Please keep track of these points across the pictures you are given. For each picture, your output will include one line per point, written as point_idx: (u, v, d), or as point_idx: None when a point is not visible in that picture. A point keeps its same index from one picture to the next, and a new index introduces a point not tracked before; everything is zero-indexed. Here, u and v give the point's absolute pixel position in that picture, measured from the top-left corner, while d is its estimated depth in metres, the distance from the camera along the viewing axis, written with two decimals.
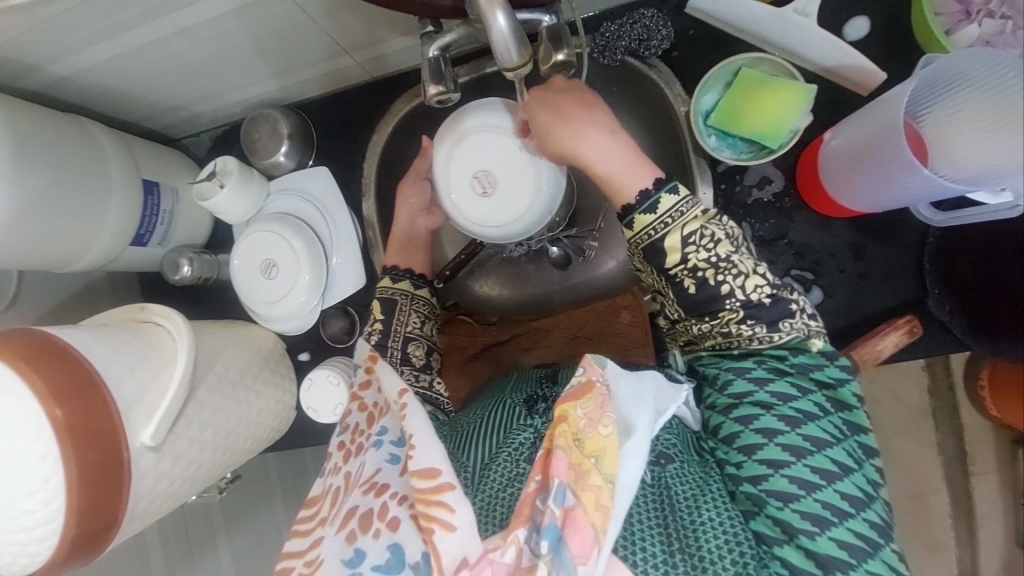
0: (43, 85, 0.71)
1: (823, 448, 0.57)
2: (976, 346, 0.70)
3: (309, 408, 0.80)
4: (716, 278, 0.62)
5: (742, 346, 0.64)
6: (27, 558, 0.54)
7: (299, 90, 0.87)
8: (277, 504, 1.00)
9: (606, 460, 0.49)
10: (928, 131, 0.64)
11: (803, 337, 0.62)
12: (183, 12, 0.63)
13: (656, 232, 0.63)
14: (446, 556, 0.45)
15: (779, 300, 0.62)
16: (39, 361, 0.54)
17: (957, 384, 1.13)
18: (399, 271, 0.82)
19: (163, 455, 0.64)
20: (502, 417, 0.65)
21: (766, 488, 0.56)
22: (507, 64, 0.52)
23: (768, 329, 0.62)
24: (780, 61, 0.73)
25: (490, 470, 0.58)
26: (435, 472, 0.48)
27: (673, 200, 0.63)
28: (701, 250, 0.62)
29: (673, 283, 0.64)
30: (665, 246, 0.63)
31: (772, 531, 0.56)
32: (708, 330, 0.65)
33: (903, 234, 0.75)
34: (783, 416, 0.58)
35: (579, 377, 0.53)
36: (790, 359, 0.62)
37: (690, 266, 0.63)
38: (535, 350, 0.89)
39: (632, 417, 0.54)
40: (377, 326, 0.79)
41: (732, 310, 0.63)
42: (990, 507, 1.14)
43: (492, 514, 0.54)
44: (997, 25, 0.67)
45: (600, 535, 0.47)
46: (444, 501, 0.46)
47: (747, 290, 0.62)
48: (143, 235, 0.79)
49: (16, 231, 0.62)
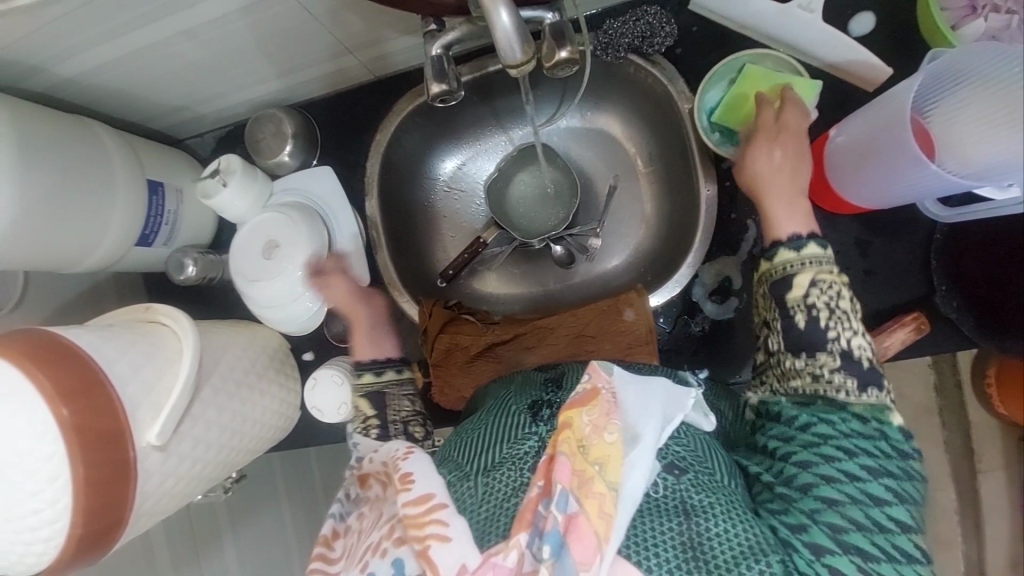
0: (48, 86, 0.71)
1: (879, 478, 0.54)
2: (983, 343, 0.69)
3: (314, 408, 0.81)
4: (828, 322, 0.60)
5: (828, 396, 0.59)
6: (33, 558, 0.55)
7: (302, 90, 0.87)
8: (283, 503, 1.00)
9: (610, 467, 0.48)
10: (933, 126, 0.64)
11: (886, 407, 0.58)
12: (186, 12, 0.63)
13: (792, 267, 0.63)
14: (444, 565, 0.45)
15: (877, 368, 0.59)
16: (45, 361, 0.54)
17: (963, 381, 1.12)
18: (374, 363, 0.77)
19: (168, 454, 0.64)
20: (503, 428, 0.61)
21: (819, 495, 0.54)
22: (510, 61, 0.51)
23: (858, 385, 0.58)
24: (783, 56, 0.74)
25: (494, 479, 0.55)
26: (427, 497, 0.49)
27: (817, 251, 0.62)
28: (823, 294, 0.61)
29: (785, 315, 0.62)
30: (792, 282, 0.62)
31: (825, 541, 0.51)
32: (801, 369, 0.61)
33: (911, 231, 0.74)
34: (864, 465, 0.54)
35: (584, 385, 0.54)
36: (872, 423, 0.57)
37: (808, 303, 0.61)
38: (538, 349, 0.85)
39: (638, 427, 0.52)
40: (371, 422, 0.73)
41: (831, 357, 0.59)
42: (998, 504, 1.13)
43: (496, 522, 0.51)
44: (1003, 20, 0.67)
45: (604, 543, 0.45)
46: (438, 516, 0.48)
47: (851, 343, 0.59)
48: (147, 235, 0.79)
49: (20, 231, 0.62)
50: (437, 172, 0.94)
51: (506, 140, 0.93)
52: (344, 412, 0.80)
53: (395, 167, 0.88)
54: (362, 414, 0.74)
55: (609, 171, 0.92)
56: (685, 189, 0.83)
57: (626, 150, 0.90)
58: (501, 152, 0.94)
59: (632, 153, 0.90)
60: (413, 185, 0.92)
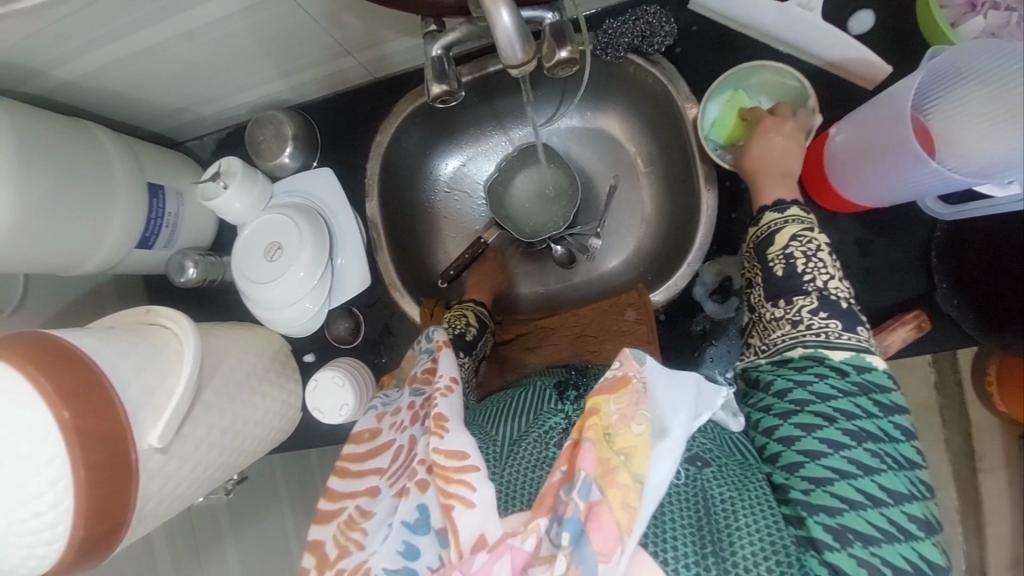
0: (48, 88, 0.71)
1: (871, 474, 0.54)
2: (984, 340, 0.70)
3: (315, 409, 0.79)
4: (805, 267, 0.63)
5: (808, 341, 0.61)
6: (35, 561, 0.54)
7: (302, 91, 0.87)
8: (283, 507, 0.99)
9: (636, 459, 0.48)
10: (934, 125, 0.64)
11: (864, 351, 0.59)
12: (186, 14, 0.63)
13: (776, 226, 0.66)
14: (463, 532, 0.46)
15: (855, 309, 0.61)
16: (47, 363, 0.54)
17: (964, 380, 1.12)
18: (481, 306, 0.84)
19: (170, 456, 0.64)
20: (532, 400, 0.63)
21: (832, 491, 0.54)
22: (510, 61, 0.51)
23: (840, 327, 0.60)
24: (781, 67, 0.74)
25: (518, 448, 0.55)
26: (462, 454, 0.48)
27: (798, 214, 0.66)
28: (801, 245, 0.63)
29: (765, 267, 0.65)
30: (776, 237, 0.65)
31: (827, 538, 0.52)
32: (780, 317, 0.63)
33: (911, 229, 0.74)
34: (876, 455, 0.55)
35: (615, 371, 0.53)
36: (854, 375, 0.58)
37: (786, 253, 0.64)
38: (540, 349, 0.86)
39: (667, 419, 0.51)
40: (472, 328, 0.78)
41: (808, 300, 0.62)
42: (999, 504, 1.12)
43: (519, 492, 0.52)
44: (1002, 17, 0.67)
45: (625, 535, 0.46)
46: (466, 479, 0.47)
47: (829, 285, 0.62)
48: (147, 237, 0.79)
49: (20, 234, 0.62)
50: (437, 173, 0.94)
51: (507, 141, 0.94)
52: (345, 414, 0.79)
53: (396, 168, 0.88)
54: (466, 319, 0.79)
55: (609, 171, 0.92)
56: (686, 188, 0.83)
57: (626, 150, 0.90)
58: (502, 152, 0.94)
59: (632, 153, 0.90)
60: (414, 186, 0.92)
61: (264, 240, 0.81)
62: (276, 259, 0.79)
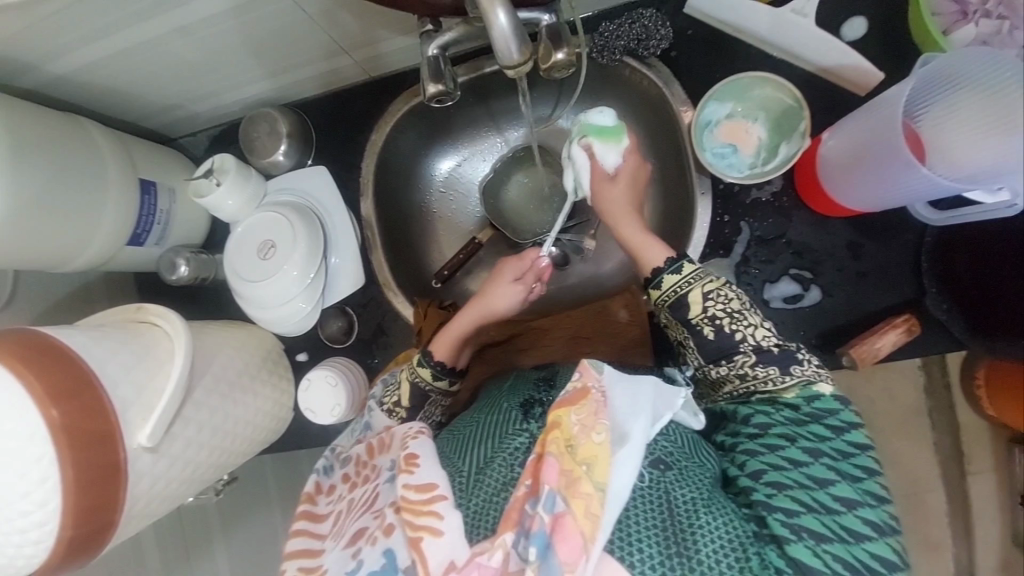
0: (39, 84, 0.71)
1: (826, 486, 0.55)
2: (974, 345, 0.70)
3: (307, 408, 0.79)
4: (732, 327, 0.65)
5: (759, 390, 0.64)
6: (22, 561, 0.54)
7: (296, 90, 0.87)
8: (274, 511, 0.98)
9: (598, 467, 0.49)
10: (926, 131, 0.65)
11: (811, 381, 0.62)
12: (180, 11, 0.62)
13: (681, 291, 0.68)
14: (434, 560, 0.47)
15: (788, 349, 0.64)
16: (37, 360, 0.54)
17: (953, 383, 1.10)
18: (441, 367, 0.75)
19: (160, 456, 0.63)
20: (497, 422, 0.62)
21: (788, 495, 0.55)
22: (508, 62, 0.52)
23: (781, 372, 0.63)
24: (785, 83, 0.75)
25: (485, 475, 0.55)
26: (431, 486, 0.51)
27: (676, 278, 0.68)
28: (718, 301, 0.66)
29: (694, 332, 0.67)
30: (688, 301, 0.67)
31: (784, 531, 0.53)
32: (727, 374, 0.66)
33: (901, 233, 0.75)
34: (805, 450, 0.58)
35: (574, 383, 0.54)
36: (805, 407, 0.61)
37: (710, 316, 0.66)
38: (533, 350, 0.87)
39: (627, 426, 0.52)
40: (400, 411, 0.75)
41: (747, 355, 0.64)
42: (986, 506, 1.11)
43: (484, 517, 0.52)
44: (993, 25, 0.68)
45: (590, 543, 0.46)
46: (434, 510, 0.49)
47: (758, 337, 0.65)
48: (139, 234, 0.78)
49: (11, 229, 0.62)
50: (432, 172, 0.94)
51: (502, 141, 0.93)
52: (338, 414, 0.79)
53: (390, 167, 0.88)
54: (397, 396, 0.75)
55: None
56: (681, 192, 0.83)
57: None
58: (497, 153, 0.94)
59: None
60: (407, 186, 0.92)
61: (256, 238, 0.80)
62: (268, 257, 0.79)
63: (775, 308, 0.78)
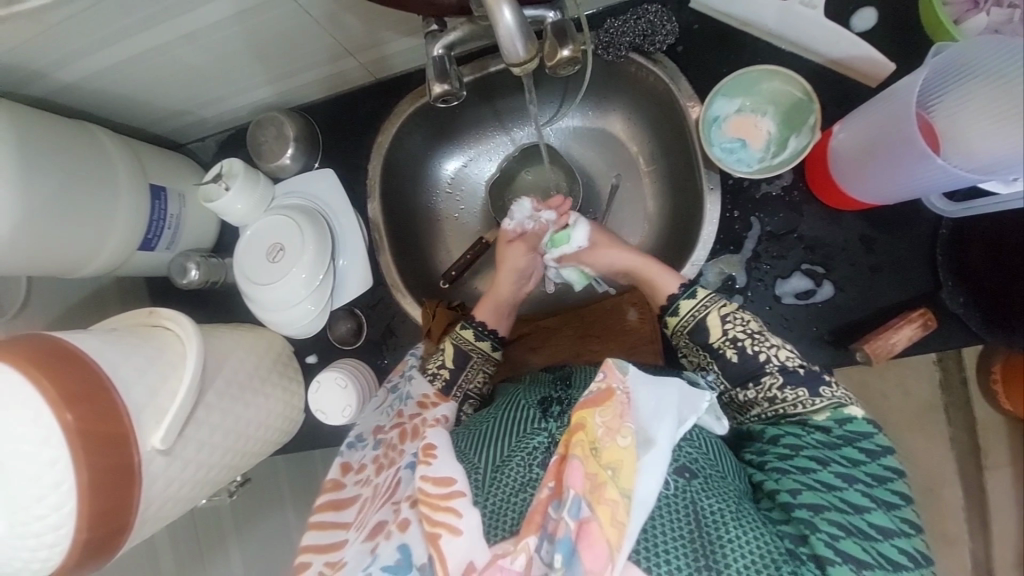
0: (50, 91, 0.72)
1: (862, 512, 0.55)
2: (990, 338, 0.69)
3: (317, 410, 0.80)
4: (754, 348, 0.67)
5: (788, 413, 0.65)
6: (38, 564, 0.54)
7: (303, 93, 0.87)
8: (287, 508, 0.99)
9: (624, 473, 0.48)
10: (938, 121, 0.63)
11: (841, 403, 0.63)
12: (187, 16, 0.63)
13: (698, 314, 0.70)
14: (452, 559, 0.47)
15: (815, 370, 0.65)
16: (49, 365, 0.54)
17: (969, 379, 1.08)
18: (484, 329, 0.79)
19: (172, 459, 0.64)
20: (514, 418, 0.61)
21: (827, 518, 0.54)
22: (512, 59, 0.51)
23: (810, 394, 0.64)
24: (793, 76, 0.74)
25: (502, 473, 0.55)
26: (449, 480, 0.51)
27: (692, 303, 0.71)
28: (737, 324, 0.68)
29: (716, 356, 0.69)
30: (707, 325, 0.69)
31: (828, 553, 0.52)
32: (754, 399, 0.67)
33: (915, 225, 0.74)
34: (842, 476, 0.58)
35: (599, 384, 0.54)
36: (835, 430, 0.62)
37: (730, 338, 0.68)
38: (542, 350, 0.87)
39: (651, 431, 0.52)
40: (444, 371, 0.76)
41: (773, 377, 0.65)
42: (1005, 503, 1.09)
43: (503, 518, 0.52)
44: (1005, 14, 0.67)
45: (615, 552, 0.46)
46: (452, 506, 0.49)
47: (782, 357, 0.66)
48: (150, 239, 0.79)
49: (23, 237, 0.62)
50: (439, 173, 0.94)
51: (509, 141, 0.93)
52: (348, 415, 0.79)
53: (397, 169, 0.88)
54: (441, 360, 0.77)
55: (610, 171, 0.92)
56: (688, 187, 0.83)
57: (628, 149, 0.90)
58: (504, 152, 0.94)
59: (634, 152, 0.90)
60: (415, 187, 0.92)
61: (265, 241, 0.81)
62: (275, 261, 0.79)
63: (786, 304, 0.77)
